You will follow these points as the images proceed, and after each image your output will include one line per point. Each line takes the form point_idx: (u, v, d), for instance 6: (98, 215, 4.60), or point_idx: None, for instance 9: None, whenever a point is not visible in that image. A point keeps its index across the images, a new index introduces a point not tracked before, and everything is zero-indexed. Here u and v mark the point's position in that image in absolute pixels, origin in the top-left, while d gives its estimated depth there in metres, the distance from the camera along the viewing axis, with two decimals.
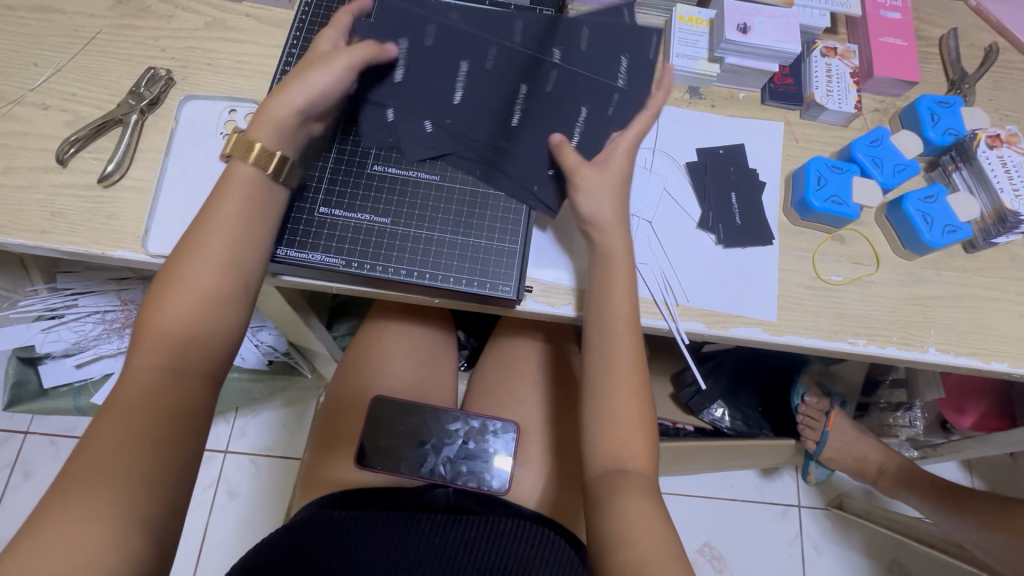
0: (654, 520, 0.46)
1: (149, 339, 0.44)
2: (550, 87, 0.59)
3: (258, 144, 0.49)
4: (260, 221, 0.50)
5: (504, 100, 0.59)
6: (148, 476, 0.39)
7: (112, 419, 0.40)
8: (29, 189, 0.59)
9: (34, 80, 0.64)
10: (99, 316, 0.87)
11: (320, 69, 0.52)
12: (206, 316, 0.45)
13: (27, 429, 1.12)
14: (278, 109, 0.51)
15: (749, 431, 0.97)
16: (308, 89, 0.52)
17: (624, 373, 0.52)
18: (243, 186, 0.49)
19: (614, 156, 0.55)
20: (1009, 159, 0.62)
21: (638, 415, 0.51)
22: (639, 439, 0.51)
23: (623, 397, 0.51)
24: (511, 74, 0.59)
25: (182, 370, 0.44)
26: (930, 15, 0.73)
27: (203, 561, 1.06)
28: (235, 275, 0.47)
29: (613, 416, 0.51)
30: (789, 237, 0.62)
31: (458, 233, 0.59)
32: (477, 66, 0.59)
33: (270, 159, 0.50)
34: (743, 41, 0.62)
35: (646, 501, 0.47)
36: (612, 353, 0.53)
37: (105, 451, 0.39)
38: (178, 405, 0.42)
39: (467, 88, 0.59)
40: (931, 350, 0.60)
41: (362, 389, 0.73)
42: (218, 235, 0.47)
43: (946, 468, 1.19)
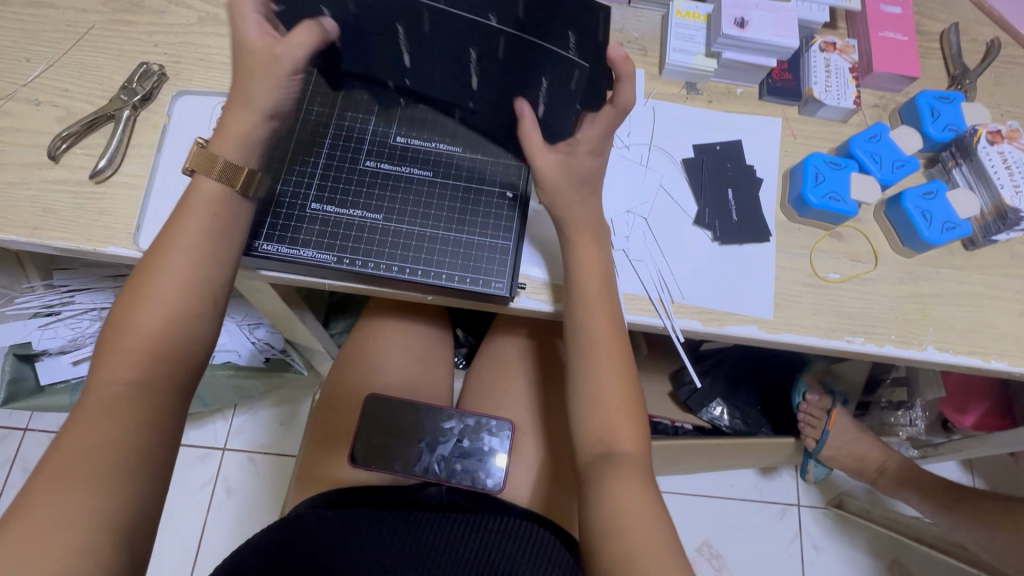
0: (643, 510, 0.46)
1: (118, 354, 0.44)
2: (504, 56, 0.48)
3: (221, 158, 0.48)
4: (228, 237, 0.49)
5: (458, 65, 0.50)
6: (120, 484, 0.39)
7: (79, 432, 0.41)
8: (21, 185, 0.59)
9: (26, 75, 0.64)
10: (96, 313, 0.87)
11: (262, 77, 0.48)
12: (169, 333, 0.45)
13: (26, 426, 1.12)
14: (236, 121, 0.49)
15: (748, 430, 0.97)
16: (255, 108, 0.48)
17: (604, 363, 0.51)
18: (206, 203, 0.48)
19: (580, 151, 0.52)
20: (1010, 156, 0.61)
21: (620, 401, 0.51)
22: (626, 426, 0.50)
23: (607, 385, 0.51)
24: (454, 38, 0.47)
25: (150, 385, 0.44)
26: (931, 10, 0.72)
27: (201, 558, 1.06)
28: (201, 291, 0.47)
29: (595, 404, 0.51)
30: (787, 234, 0.62)
31: (450, 230, 0.59)
32: (414, 29, 0.47)
33: (237, 174, 0.49)
34: (740, 36, 0.61)
35: (634, 488, 0.47)
36: (596, 338, 0.52)
37: (71, 463, 0.39)
38: (146, 418, 0.43)
39: (412, 51, 0.50)
40: (930, 348, 0.59)
41: (356, 387, 0.72)
42: (182, 252, 0.47)
43: (947, 468, 1.18)
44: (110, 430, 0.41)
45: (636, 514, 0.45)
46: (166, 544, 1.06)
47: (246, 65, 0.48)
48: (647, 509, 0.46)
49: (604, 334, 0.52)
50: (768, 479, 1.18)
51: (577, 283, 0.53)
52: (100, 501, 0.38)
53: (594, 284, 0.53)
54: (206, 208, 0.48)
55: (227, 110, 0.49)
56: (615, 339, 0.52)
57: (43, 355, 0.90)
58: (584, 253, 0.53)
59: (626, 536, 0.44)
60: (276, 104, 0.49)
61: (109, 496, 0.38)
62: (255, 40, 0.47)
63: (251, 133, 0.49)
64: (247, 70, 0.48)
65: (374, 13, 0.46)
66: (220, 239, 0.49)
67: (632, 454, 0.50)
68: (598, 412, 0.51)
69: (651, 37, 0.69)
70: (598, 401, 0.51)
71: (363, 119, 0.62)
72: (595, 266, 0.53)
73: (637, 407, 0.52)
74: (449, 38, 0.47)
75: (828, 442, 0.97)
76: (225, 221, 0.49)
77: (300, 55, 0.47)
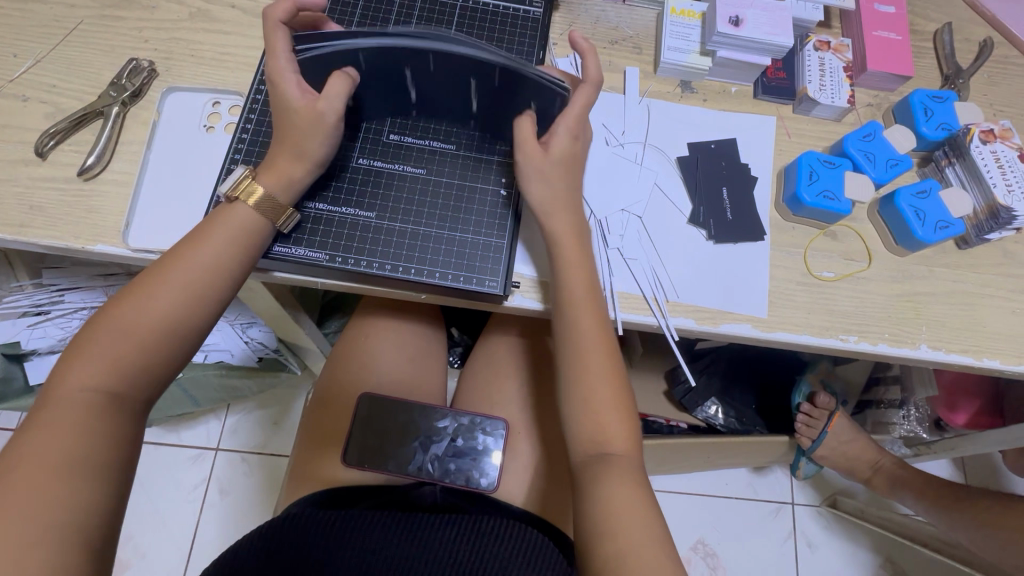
0: (636, 511, 0.46)
1: (90, 357, 0.44)
2: (498, 84, 0.54)
3: (262, 190, 0.51)
4: (243, 261, 0.51)
5: (459, 92, 0.56)
6: (85, 501, 0.40)
7: (45, 437, 0.41)
8: (7, 182, 0.58)
9: (13, 71, 0.63)
10: (86, 312, 0.85)
11: (310, 132, 0.52)
12: (159, 346, 0.46)
13: (16, 427, 1.10)
14: (291, 167, 0.52)
15: (742, 428, 0.97)
16: (307, 158, 0.52)
17: (592, 371, 0.51)
18: (241, 225, 0.51)
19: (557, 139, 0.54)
20: (1002, 154, 0.61)
21: (611, 401, 0.51)
22: (617, 426, 0.50)
23: (599, 392, 0.51)
24: (457, 72, 0.54)
25: (121, 397, 0.44)
26: (924, 9, 0.73)
27: (193, 558, 1.05)
28: (198, 310, 0.48)
29: (586, 406, 0.51)
30: (782, 233, 0.62)
31: (444, 229, 0.58)
32: (421, 69, 0.54)
33: (277, 213, 0.52)
34: (735, 35, 0.61)
35: (627, 489, 0.47)
36: (585, 342, 0.52)
37: (36, 472, 0.39)
38: (114, 433, 0.43)
39: (418, 86, 0.56)
40: (922, 347, 0.59)
41: (349, 386, 0.72)
42: (194, 269, 0.48)
43: (939, 466, 1.19)
44: (79, 442, 0.41)
45: (630, 516, 0.45)
46: (157, 545, 1.06)
47: (295, 122, 0.52)
48: (638, 511, 0.46)
49: (593, 346, 0.52)
50: (761, 476, 1.18)
51: (569, 299, 0.52)
52: (62, 516, 0.39)
53: (583, 291, 0.53)
54: (233, 229, 0.50)
55: (280, 154, 0.52)
56: (604, 341, 0.52)
57: (32, 355, 0.87)
58: (581, 253, 0.53)
59: (621, 541, 0.44)
60: (327, 151, 0.53)
61: (71, 514, 0.39)
62: (298, 99, 0.51)
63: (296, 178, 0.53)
64: (300, 128, 0.52)
65: (383, 62, 0.53)
66: (235, 261, 0.50)
67: (623, 455, 0.49)
68: (588, 412, 0.50)
69: (645, 36, 0.69)
70: (588, 403, 0.51)
71: None
72: (585, 279, 0.53)
73: (628, 406, 0.51)
74: (452, 74, 0.54)
75: (823, 441, 0.97)
76: (248, 246, 0.51)
77: (339, 105, 0.52)
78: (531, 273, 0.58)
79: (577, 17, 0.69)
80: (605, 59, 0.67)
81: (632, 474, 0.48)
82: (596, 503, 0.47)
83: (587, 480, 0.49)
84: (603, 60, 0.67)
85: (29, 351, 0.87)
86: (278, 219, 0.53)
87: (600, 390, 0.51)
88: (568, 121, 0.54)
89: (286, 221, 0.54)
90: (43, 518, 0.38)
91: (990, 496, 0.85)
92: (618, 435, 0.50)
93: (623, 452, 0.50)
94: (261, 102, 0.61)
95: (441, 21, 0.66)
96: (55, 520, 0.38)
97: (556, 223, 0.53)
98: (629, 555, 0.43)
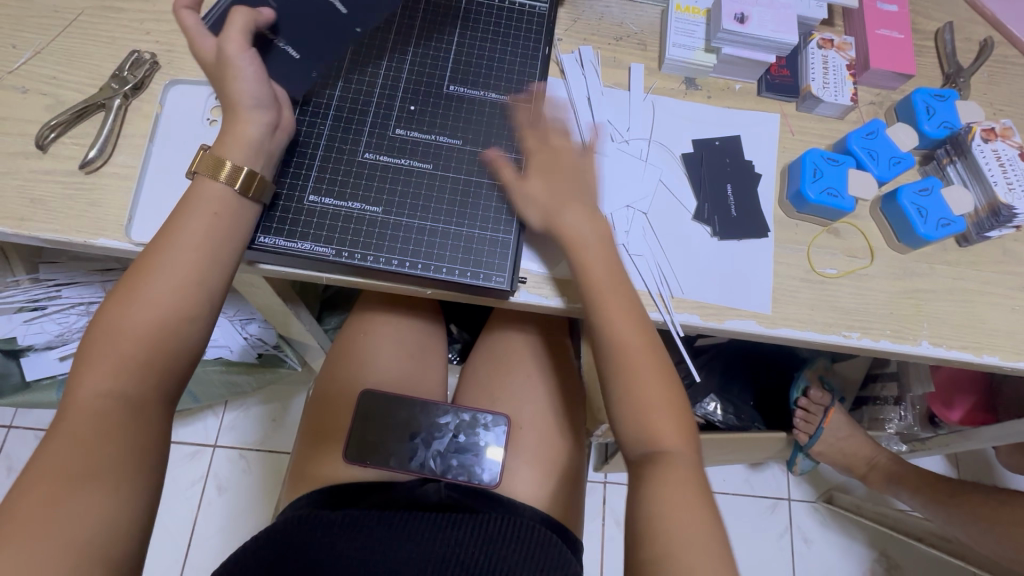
0: (687, 505, 0.46)
1: (97, 364, 0.44)
2: None
3: (226, 160, 0.51)
4: (225, 244, 0.50)
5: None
6: (105, 512, 0.40)
7: (61, 445, 0.41)
8: (7, 175, 0.57)
9: (11, 62, 0.62)
10: (83, 307, 0.85)
11: (232, 75, 0.52)
12: (162, 337, 0.46)
13: (10, 423, 1.09)
14: (246, 129, 0.52)
15: (741, 425, 0.96)
16: (238, 104, 0.53)
17: (641, 370, 0.51)
18: (211, 203, 0.50)
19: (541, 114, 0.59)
20: (1003, 153, 0.62)
21: (661, 396, 0.51)
22: (665, 420, 0.50)
23: (646, 386, 0.51)
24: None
25: (134, 399, 0.44)
26: (926, 9, 0.73)
27: (192, 554, 1.05)
28: (191, 300, 0.47)
29: (632, 404, 0.51)
30: (785, 230, 0.62)
31: (451, 224, 0.58)
32: None
33: (241, 174, 0.51)
34: (740, 31, 0.61)
35: (678, 486, 0.47)
36: (624, 340, 0.52)
37: (53, 484, 0.39)
38: (131, 438, 0.43)
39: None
40: (924, 343, 0.60)
41: (349, 382, 0.72)
42: (177, 256, 0.47)
43: (932, 461, 1.20)
44: (93, 449, 0.41)
45: (680, 513, 0.45)
46: (155, 543, 1.05)
47: (215, 75, 0.53)
48: (685, 505, 0.46)
49: (637, 344, 0.52)
50: (758, 473, 1.19)
51: (594, 299, 0.53)
52: (87, 528, 0.38)
53: (609, 290, 0.53)
54: (209, 211, 0.50)
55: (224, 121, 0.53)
56: (642, 337, 0.52)
57: (28, 351, 0.88)
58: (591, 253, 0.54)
59: (671, 530, 0.45)
60: (254, 89, 0.53)
61: (95, 523, 0.39)
62: (208, 50, 0.54)
63: (253, 134, 0.53)
64: (215, 74, 0.53)
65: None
66: (216, 243, 0.49)
67: (675, 451, 0.49)
68: (636, 413, 0.50)
69: (650, 32, 0.69)
70: (637, 405, 0.51)
71: (364, 104, 0.62)
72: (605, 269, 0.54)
73: (680, 402, 0.51)
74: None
75: (821, 437, 0.98)
76: (224, 222, 0.50)
77: (235, 32, 0.53)
78: (538, 269, 0.59)
79: (581, 13, 0.69)
80: (609, 55, 0.67)
81: (685, 473, 0.48)
82: (642, 497, 0.47)
83: (641, 479, 0.49)
84: (608, 56, 0.67)
85: (25, 347, 0.87)
86: (223, 177, 0.51)
87: (647, 389, 0.51)
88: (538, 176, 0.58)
89: (256, 190, 0.52)
90: (76, 524, 0.38)
91: (985, 490, 0.86)
92: (667, 428, 0.50)
93: (677, 448, 0.49)
94: None
95: (446, 16, 0.66)
96: (80, 534, 0.38)
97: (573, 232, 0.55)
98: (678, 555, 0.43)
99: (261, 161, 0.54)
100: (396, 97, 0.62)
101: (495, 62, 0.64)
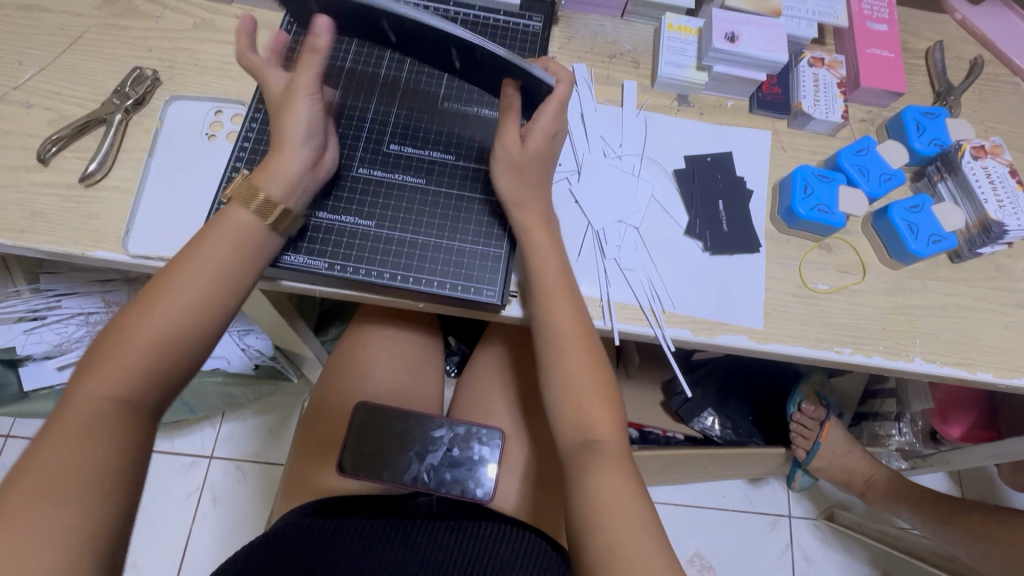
0: (636, 529, 0.45)
1: (106, 364, 0.44)
2: (472, 58, 0.54)
3: (260, 192, 0.51)
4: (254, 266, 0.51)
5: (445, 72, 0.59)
6: (99, 506, 0.40)
7: (58, 441, 0.41)
8: (8, 188, 0.58)
9: (17, 78, 0.63)
10: (83, 317, 0.86)
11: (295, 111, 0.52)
12: (170, 348, 0.46)
13: (7, 433, 1.10)
14: (288, 164, 0.52)
15: (738, 440, 0.98)
16: (292, 142, 0.53)
17: (572, 357, 0.52)
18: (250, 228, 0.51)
19: (534, 138, 0.54)
20: (993, 170, 0.62)
21: (592, 384, 0.52)
22: (599, 407, 0.51)
23: (579, 373, 0.52)
24: (436, 54, 0.56)
25: (133, 404, 0.44)
26: (916, 28, 0.74)
27: (185, 566, 1.04)
28: (209, 314, 0.48)
29: (567, 390, 0.52)
30: (778, 245, 0.63)
31: (443, 238, 0.59)
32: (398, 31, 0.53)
33: (271, 211, 0.51)
34: (731, 50, 0.62)
35: (616, 478, 0.48)
36: (556, 317, 0.53)
37: (50, 475, 0.39)
38: (127, 441, 0.43)
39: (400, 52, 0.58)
40: (917, 359, 0.59)
41: (345, 395, 0.72)
42: (207, 271, 0.48)
43: (932, 479, 1.19)
44: (88, 446, 0.41)
45: (617, 509, 0.46)
46: (150, 554, 1.05)
47: (275, 107, 0.53)
48: (638, 526, 0.45)
49: (570, 330, 0.53)
50: (758, 489, 1.18)
51: (543, 287, 0.54)
52: (72, 520, 0.38)
53: (569, 308, 0.53)
54: (242, 232, 0.51)
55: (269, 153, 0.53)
56: (574, 316, 0.53)
57: (27, 360, 0.88)
58: (556, 276, 0.54)
59: (642, 554, 0.43)
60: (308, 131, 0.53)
61: (84, 521, 0.39)
62: (277, 82, 0.53)
63: (292, 171, 0.53)
64: (278, 104, 0.53)
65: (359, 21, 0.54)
66: (246, 264, 0.51)
67: (609, 441, 0.50)
68: (572, 399, 0.52)
69: (643, 50, 0.70)
70: (569, 386, 0.52)
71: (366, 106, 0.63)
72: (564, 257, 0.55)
73: (609, 386, 0.53)
74: (430, 53, 0.56)
75: (819, 453, 0.98)
76: (258, 245, 0.52)
77: (311, 77, 0.52)
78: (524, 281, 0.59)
79: (575, 32, 0.70)
80: (602, 72, 0.68)
81: (619, 464, 0.49)
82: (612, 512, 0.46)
83: (577, 471, 0.49)
84: (601, 74, 0.68)
85: (25, 358, 0.88)
86: (252, 207, 0.51)
87: (590, 402, 0.51)
88: (548, 116, 0.54)
89: (280, 222, 0.52)
90: (59, 521, 0.38)
91: (986, 510, 0.85)
92: (601, 412, 0.51)
93: (610, 439, 0.50)
94: (262, 113, 0.62)
95: None
96: (65, 525, 0.38)
97: (522, 215, 0.55)
98: (615, 556, 0.43)
99: (295, 200, 0.54)
100: (391, 115, 0.63)
101: None
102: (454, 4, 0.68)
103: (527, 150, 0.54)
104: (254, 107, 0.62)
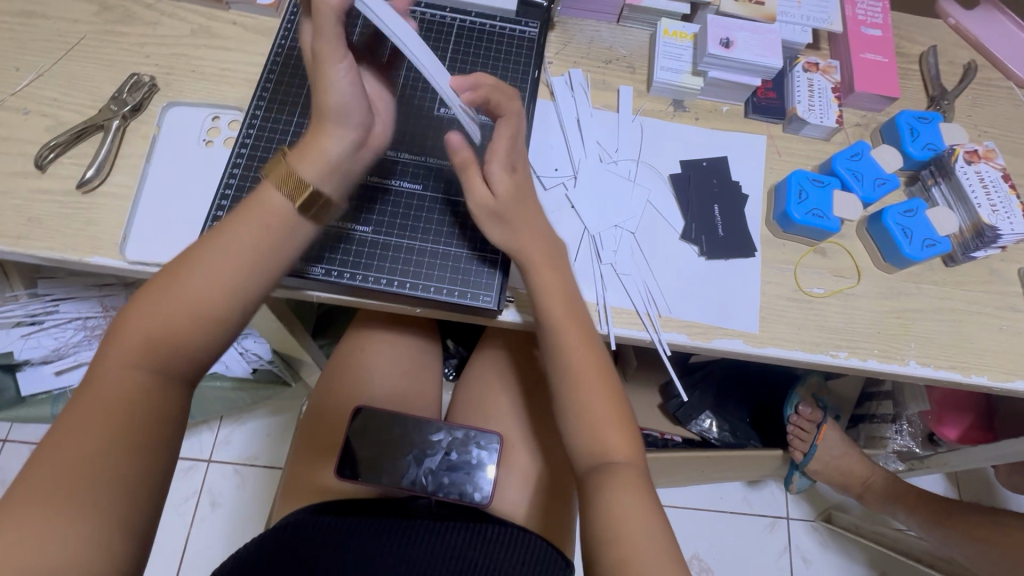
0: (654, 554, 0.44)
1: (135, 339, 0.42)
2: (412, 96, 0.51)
3: (299, 174, 0.46)
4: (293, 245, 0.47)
5: None
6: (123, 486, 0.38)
7: (88, 417, 0.39)
8: (6, 195, 0.58)
9: (14, 84, 0.63)
10: (80, 322, 0.85)
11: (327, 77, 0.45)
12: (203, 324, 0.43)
13: (5, 437, 1.10)
14: (332, 143, 0.47)
15: (736, 442, 0.98)
16: (331, 115, 0.46)
17: (586, 384, 0.52)
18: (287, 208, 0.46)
19: (498, 180, 0.52)
20: (986, 175, 0.63)
21: (607, 410, 0.52)
22: (615, 432, 0.51)
23: (593, 398, 0.52)
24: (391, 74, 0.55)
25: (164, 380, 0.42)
26: (910, 33, 0.75)
27: (184, 569, 1.04)
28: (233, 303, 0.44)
29: (581, 415, 0.52)
30: (772, 249, 0.63)
31: (439, 243, 0.59)
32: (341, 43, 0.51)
33: (303, 190, 0.46)
34: (725, 56, 0.63)
35: (634, 500, 0.47)
36: (568, 347, 0.53)
37: (79, 454, 0.38)
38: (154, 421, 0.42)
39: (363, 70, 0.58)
40: (912, 363, 0.60)
41: (342, 400, 0.72)
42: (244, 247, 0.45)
43: (929, 481, 1.19)
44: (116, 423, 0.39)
45: (633, 532, 0.46)
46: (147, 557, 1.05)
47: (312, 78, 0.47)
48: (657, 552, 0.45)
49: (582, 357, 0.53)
50: (756, 490, 1.19)
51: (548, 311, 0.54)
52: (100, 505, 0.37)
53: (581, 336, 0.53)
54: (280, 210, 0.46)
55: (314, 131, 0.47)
56: (584, 340, 0.53)
57: (25, 365, 0.88)
58: (563, 299, 0.54)
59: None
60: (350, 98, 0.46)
61: (108, 522, 0.37)
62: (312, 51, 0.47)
63: (335, 150, 0.47)
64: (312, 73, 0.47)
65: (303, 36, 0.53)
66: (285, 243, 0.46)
67: (625, 463, 0.50)
68: (585, 423, 0.52)
69: (638, 55, 0.70)
70: (582, 411, 0.52)
71: None
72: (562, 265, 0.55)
73: (625, 411, 0.52)
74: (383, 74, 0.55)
75: (816, 455, 0.98)
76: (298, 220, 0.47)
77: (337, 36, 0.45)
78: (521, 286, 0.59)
79: (572, 37, 0.70)
80: (598, 77, 0.69)
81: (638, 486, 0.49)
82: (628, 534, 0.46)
83: (591, 492, 0.49)
84: (597, 79, 0.69)
85: (21, 363, 0.88)
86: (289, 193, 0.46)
87: (607, 428, 0.51)
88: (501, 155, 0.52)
89: (319, 207, 0.47)
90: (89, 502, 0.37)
91: (983, 512, 0.86)
92: (617, 435, 0.51)
93: (626, 461, 0.50)
94: (259, 118, 0.62)
95: (437, 40, 0.67)
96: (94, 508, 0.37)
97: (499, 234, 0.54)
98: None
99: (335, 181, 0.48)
100: None
101: (489, 62, 0.67)
102: (450, 10, 0.69)
103: (496, 197, 0.52)
104: (252, 112, 0.63)
